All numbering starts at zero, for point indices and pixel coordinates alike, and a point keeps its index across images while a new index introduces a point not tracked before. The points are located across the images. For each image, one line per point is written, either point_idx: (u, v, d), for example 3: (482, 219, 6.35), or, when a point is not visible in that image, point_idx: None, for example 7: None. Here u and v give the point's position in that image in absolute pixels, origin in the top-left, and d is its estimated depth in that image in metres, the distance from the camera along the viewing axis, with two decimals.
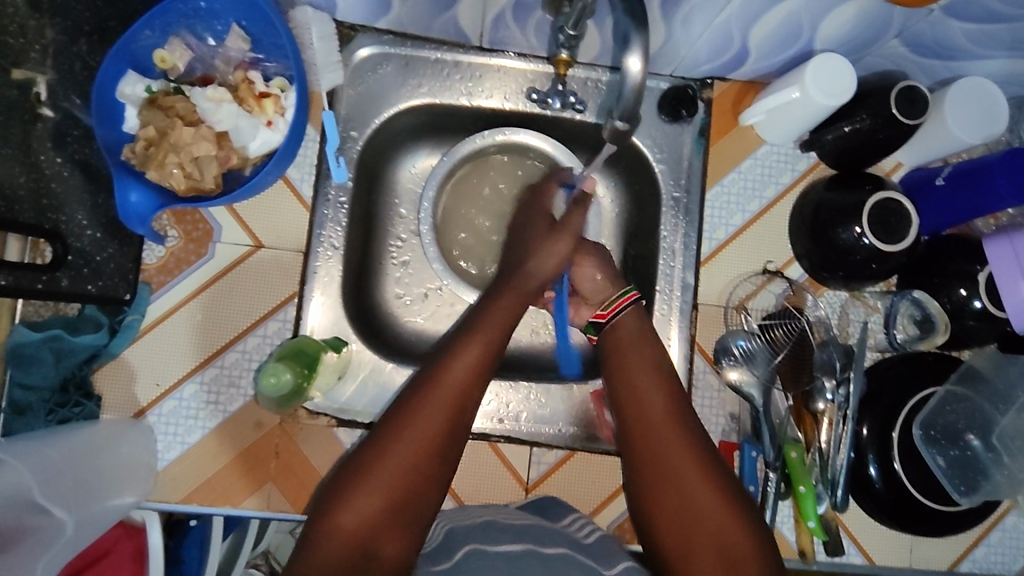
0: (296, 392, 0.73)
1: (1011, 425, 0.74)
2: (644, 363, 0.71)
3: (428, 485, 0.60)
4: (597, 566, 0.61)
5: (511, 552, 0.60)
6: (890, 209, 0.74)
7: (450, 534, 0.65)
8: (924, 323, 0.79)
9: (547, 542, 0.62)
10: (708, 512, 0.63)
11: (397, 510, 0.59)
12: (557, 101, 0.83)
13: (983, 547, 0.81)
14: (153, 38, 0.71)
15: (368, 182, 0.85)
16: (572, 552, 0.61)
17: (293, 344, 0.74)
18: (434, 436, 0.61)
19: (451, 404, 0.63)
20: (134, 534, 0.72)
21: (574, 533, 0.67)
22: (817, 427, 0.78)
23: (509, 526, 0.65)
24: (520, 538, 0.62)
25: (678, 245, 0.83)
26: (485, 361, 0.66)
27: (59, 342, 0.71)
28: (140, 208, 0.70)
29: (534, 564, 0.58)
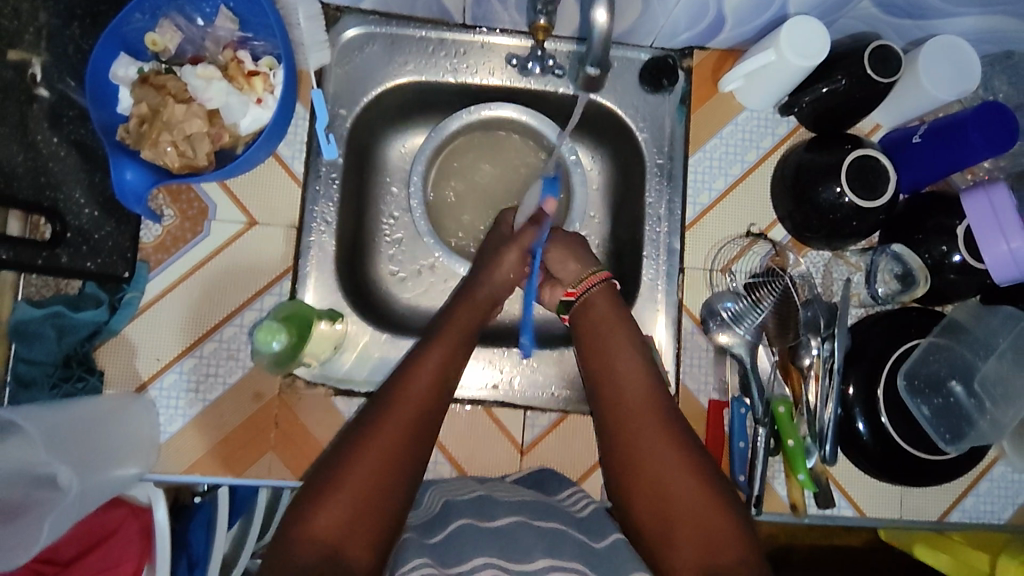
0: (292, 351, 0.76)
1: (992, 371, 0.75)
2: (622, 359, 0.72)
3: (400, 488, 0.61)
4: (589, 540, 0.63)
5: (505, 525, 0.62)
6: (868, 166, 0.75)
7: (447, 508, 0.66)
8: (905, 278, 0.81)
9: (542, 517, 0.65)
10: (680, 501, 0.64)
11: (369, 511, 0.59)
12: (536, 67, 0.84)
13: (972, 497, 0.83)
14: (144, 22, 0.73)
15: (359, 161, 0.87)
16: (567, 527, 0.64)
17: (292, 307, 0.78)
18: (403, 442, 0.63)
19: (417, 411, 0.66)
20: (140, 512, 0.74)
21: (570, 509, 0.69)
22: (804, 382, 0.80)
23: (508, 499, 0.67)
24: (515, 511, 0.65)
25: (663, 211, 0.85)
26: (446, 371, 0.70)
27: (61, 318, 0.73)
28: (136, 185, 0.73)
29: (528, 535, 0.61)
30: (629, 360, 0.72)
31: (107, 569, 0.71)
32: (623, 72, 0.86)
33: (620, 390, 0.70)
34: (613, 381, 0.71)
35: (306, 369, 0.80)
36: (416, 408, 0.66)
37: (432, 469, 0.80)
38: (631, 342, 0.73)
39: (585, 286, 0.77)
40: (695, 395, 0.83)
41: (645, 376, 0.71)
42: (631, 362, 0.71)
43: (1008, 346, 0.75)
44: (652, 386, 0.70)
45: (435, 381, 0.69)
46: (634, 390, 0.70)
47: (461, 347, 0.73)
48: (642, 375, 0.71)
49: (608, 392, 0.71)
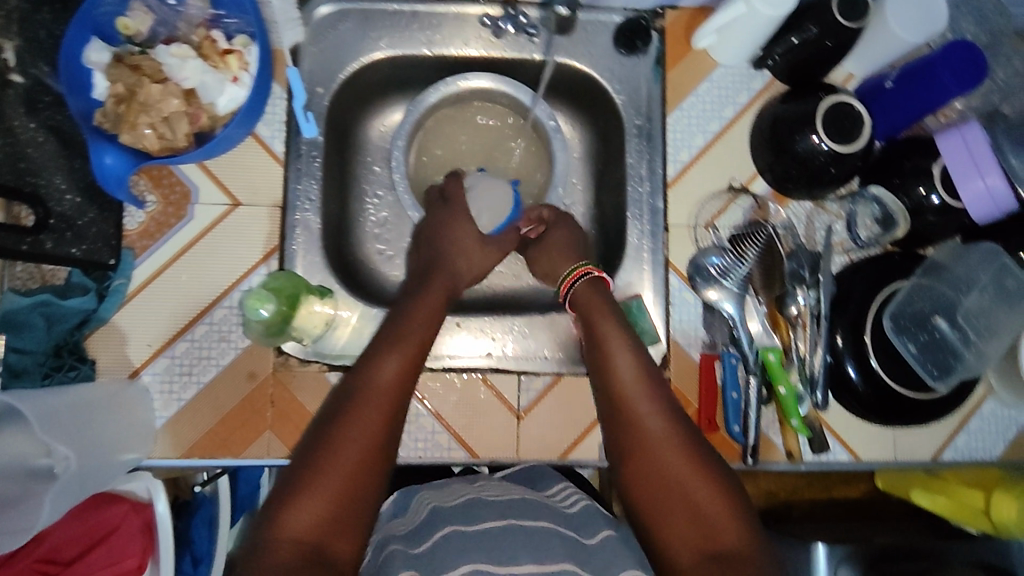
0: (284, 320, 0.76)
1: (974, 305, 0.77)
2: (614, 349, 0.70)
3: (374, 486, 0.60)
4: (580, 537, 0.62)
5: (490, 529, 0.61)
6: (842, 112, 0.76)
7: (433, 516, 0.65)
8: (886, 220, 0.82)
9: (531, 515, 0.64)
10: (674, 487, 0.62)
11: (344, 512, 0.58)
12: (509, 25, 0.85)
13: (964, 435, 0.84)
14: (114, 6, 0.73)
15: (338, 139, 0.87)
16: (558, 526, 0.63)
17: (278, 278, 0.77)
18: (375, 438, 0.61)
19: (389, 406, 0.64)
20: (141, 508, 0.82)
21: (557, 504, 0.69)
22: (792, 330, 0.81)
23: (496, 501, 0.66)
24: (503, 513, 0.63)
25: (644, 171, 0.86)
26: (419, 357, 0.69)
27: (49, 307, 0.73)
28: (117, 169, 0.72)
29: (512, 535, 0.60)
30: (620, 350, 0.70)
31: (113, 563, 0.79)
32: (597, 36, 0.86)
33: (617, 382, 0.68)
34: (609, 372, 0.69)
35: (298, 347, 0.80)
36: (384, 403, 0.64)
37: (431, 439, 0.80)
38: (621, 332, 0.72)
39: (571, 281, 0.78)
40: (686, 349, 0.83)
41: (637, 365, 0.69)
42: (623, 351, 0.70)
43: (989, 281, 0.76)
44: (651, 379, 0.68)
45: (401, 372, 0.66)
46: (627, 378, 0.68)
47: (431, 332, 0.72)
48: (633, 363, 0.69)
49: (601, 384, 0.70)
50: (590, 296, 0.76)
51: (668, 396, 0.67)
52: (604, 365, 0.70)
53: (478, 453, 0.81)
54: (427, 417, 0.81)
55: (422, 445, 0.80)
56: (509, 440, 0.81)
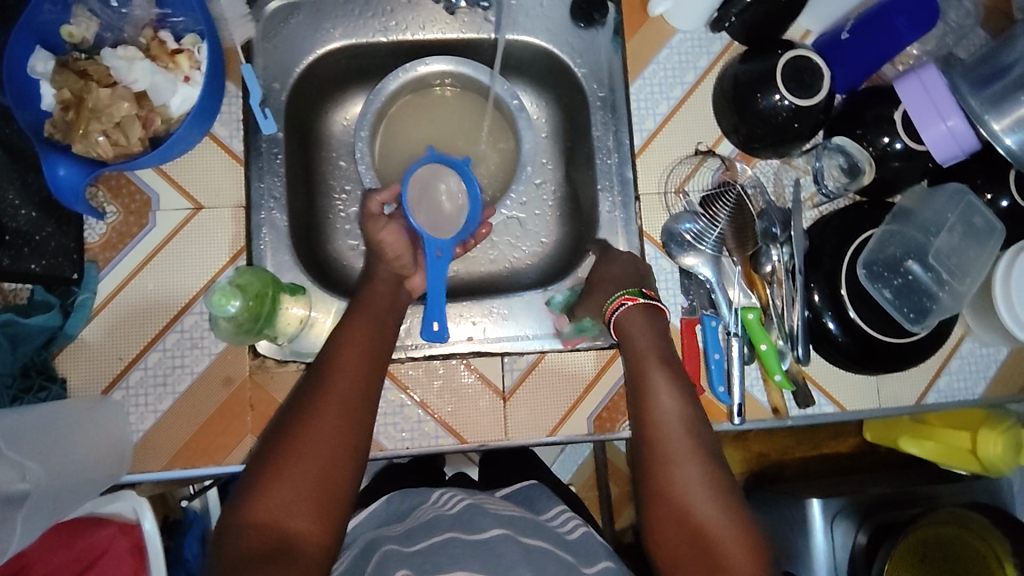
0: (254, 318, 0.73)
1: (944, 245, 0.78)
2: (651, 373, 0.72)
3: (343, 469, 0.62)
4: (578, 563, 0.62)
5: (492, 538, 0.60)
6: (802, 66, 0.77)
7: (434, 520, 0.64)
8: (852, 170, 0.81)
9: (529, 535, 0.63)
10: (689, 509, 0.64)
11: (309, 493, 0.60)
12: None
13: (945, 376, 0.85)
14: (56, 13, 0.71)
15: (300, 135, 0.86)
16: (555, 548, 0.62)
17: (246, 274, 0.74)
18: (346, 427, 0.64)
19: (359, 397, 0.66)
20: (129, 529, 0.82)
21: (558, 529, 0.68)
22: (768, 287, 0.83)
23: (498, 512, 0.66)
24: (504, 525, 0.63)
25: (611, 143, 0.85)
26: (380, 344, 0.71)
27: (12, 326, 0.70)
28: (71, 180, 0.70)
29: (513, 548, 0.60)
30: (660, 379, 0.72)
31: None
32: (554, 11, 0.85)
33: (650, 414, 0.70)
34: (645, 401, 0.71)
35: (275, 347, 0.78)
36: (356, 394, 0.66)
37: (418, 427, 0.80)
38: (657, 358, 0.73)
39: (614, 310, 0.75)
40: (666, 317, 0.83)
41: (674, 396, 0.71)
42: (661, 377, 0.72)
43: (957, 220, 0.77)
44: (686, 412, 0.70)
45: (369, 362, 0.69)
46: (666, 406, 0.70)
47: (387, 317, 0.74)
48: (673, 392, 0.71)
49: (636, 410, 0.71)
50: (639, 328, 0.75)
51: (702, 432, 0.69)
52: (642, 391, 0.71)
53: (466, 437, 0.80)
54: (412, 406, 0.80)
55: (409, 434, 0.79)
56: (496, 422, 0.80)
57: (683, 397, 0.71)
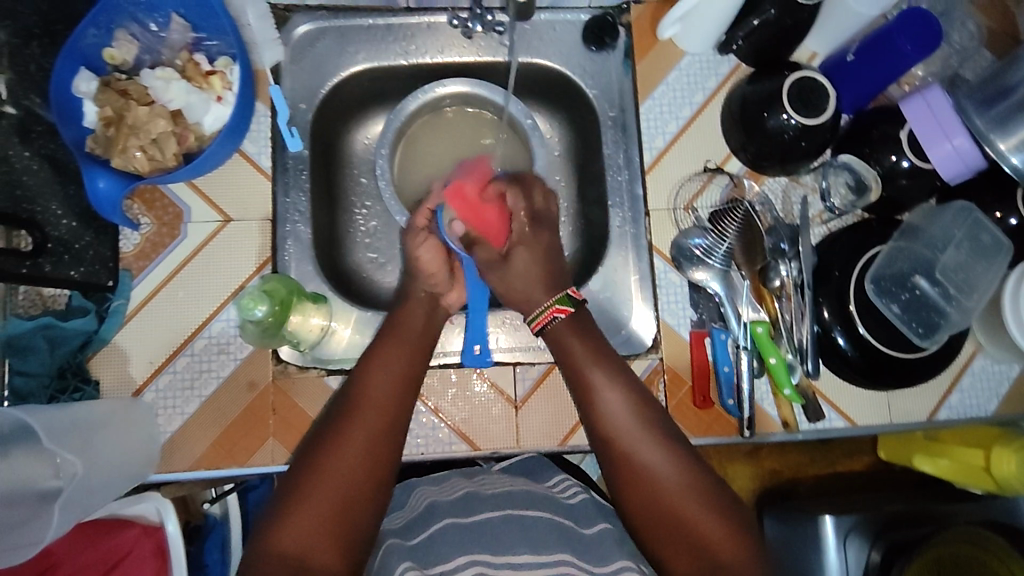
0: (279, 325, 0.77)
1: (951, 260, 0.78)
2: (590, 373, 0.71)
3: (363, 501, 0.64)
4: (577, 526, 0.68)
5: (487, 520, 0.65)
6: (809, 87, 0.78)
7: (432, 507, 0.70)
8: (859, 187, 0.83)
9: (524, 505, 0.68)
10: (666, 505, 0.64)
11: (331, 524, 0.61)
12: (479, 25, 0.87)
13: (957, 393, 0.85)
14: (99, 37, 0.76)
15: (324, 153, 0.90)
16: (553, 514, 0.68)
17: (268, 284, 0.77)
18: (370, 453, 0.66)
19: (381, 422, 0.68)
20: (154, 531, 0.85)
21: (557, 495, 0.74)
22: (777, 301, 0.83)
23: (494, 494, 0.70)
24: (499, 505, 0.68)
25: (622, 160, 0.88)
26: (410, 370, 0.73)
27: (51, 329, 0.74)
28: (110, 193, 0.75)
29: (512, 530, 0.63)
30: (606, 380, 0.71)
31: None
32: (566, 35, 0.89)
33: (598, 413, 0.70)
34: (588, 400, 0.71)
35: (297, 354, 0.82)
36: (380, 423, 0.68)
37: (432, 434, 0.82)
38: (591, 355, 0.72)
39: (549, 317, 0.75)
40: (676, 329, 0.85)
41: (614, 390, 0.70)
42: (598, 373, 0.71)
43: (964, 236, 0.78)
44: (627, 402, 0.69)
45: (398, 388, 0.71)
46: (616, 406, 0.69)
47: (419, 345, 0.76)
48: (618, 390, 0.70)
49: (591, 419, 0.70)
50: (566, 330, 0.74)
51: (655, 419, 0.69)
52: (589, 396, 0.71)
53: (479, 445, 0.82)
54: (426, 412, 0.82)
55: (423, 440, 0.81)
56: (508, 430, 0.82)
57: (625, 387, 0.70)
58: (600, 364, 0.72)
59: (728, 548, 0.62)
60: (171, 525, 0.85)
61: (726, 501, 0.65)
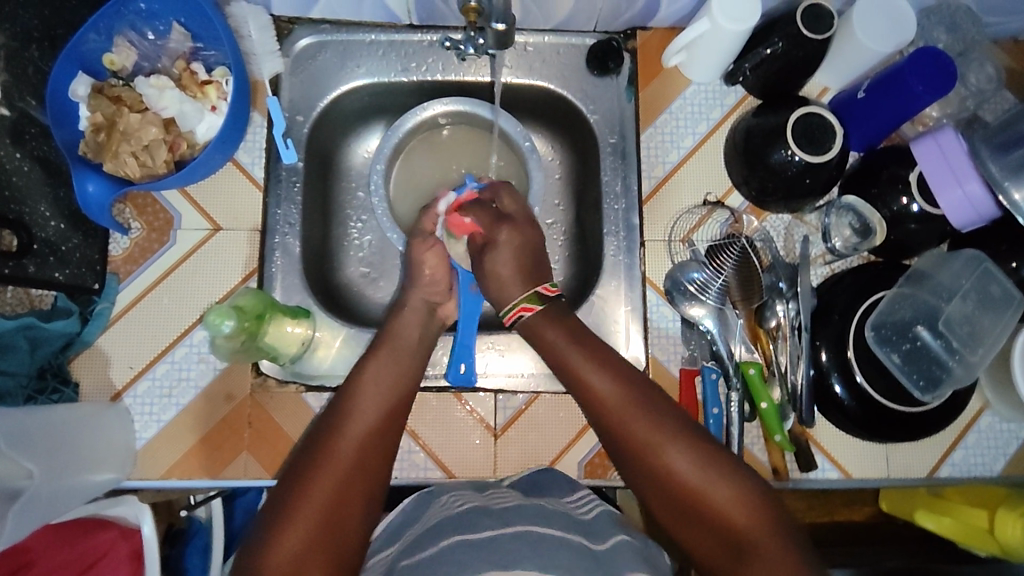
0: (250, 340, 0.75)
1: (956, 312, 0.74)
2: (585, 369, 0.69)
3: (353, 513, 0.61)
4: (590, 543, 0.60)
5: (498, 536, 0.58)
6: (813, 123, 0.75)
7: (440, 524, 0.63)
8: (864, 229, 0.80)
9: (533, 522, 0.61)
10: (687, 494, 0.62)
11: (321, 541, 0.59)
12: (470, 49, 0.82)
13: (961, 450, 0.82)
14: (99, 42, 0.76)
15: (321, 166, 0.90)
16: (568, 534, 0.60)
17: (242, 298, 0.76)
18: (358, 460, 0.64)
19: (370, 429, 0.67)
20: (130, 534, 0.76)
21: (571, 509, 0.67)
22: (772, 342, 0.80)
23: (504, 507, 0.64)
24: (507, 521, 0.60)
25: (619, 188, 0.85)
26: (397, 378, 0.72)
27: (33, 329, 0.73)
28: (99, 197, 0.76)
29: (520, 544, 0.56)
30: (595, 369, 0.69)
31: None
32: (569, 58, 0.87)
33: (599, 408, 0.67)
34: (586, 393, 0.68)
35: (277, 368, 0.81)
36: (370, 428, 0.67)
37: (407, 458, 0.80)
38: (582, 349, 0.70)
39: (514, 317, 0.75)
40: (665, 365, 0.82)
41: (610, 382, 0.68)
42: (591, 366, 0.69)
43: (971, 286, 0.74)
44: (625, 391, 0.67)
45: (386, 396, 0.70)
46: (620, 408, 0.66)
47: (410, 355, 0.75)
48: (622, 390, 0.67)
49: (597, 416, 0.68)
50: (548, 326, 0.73)
51: (657, 404, 0.66)
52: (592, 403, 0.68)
53: (454, 473, 0.80)
54: (404, 436, 0.80)
55: (399, 465, 0.80)
56: (485, 460, 0.80)
57: (622, 376, 0.68)
58: (592, 358, 0.69)
59: (761, 534, 0.59)
60: (148, 527, 0.76)
61: (750, 484, 0.62)
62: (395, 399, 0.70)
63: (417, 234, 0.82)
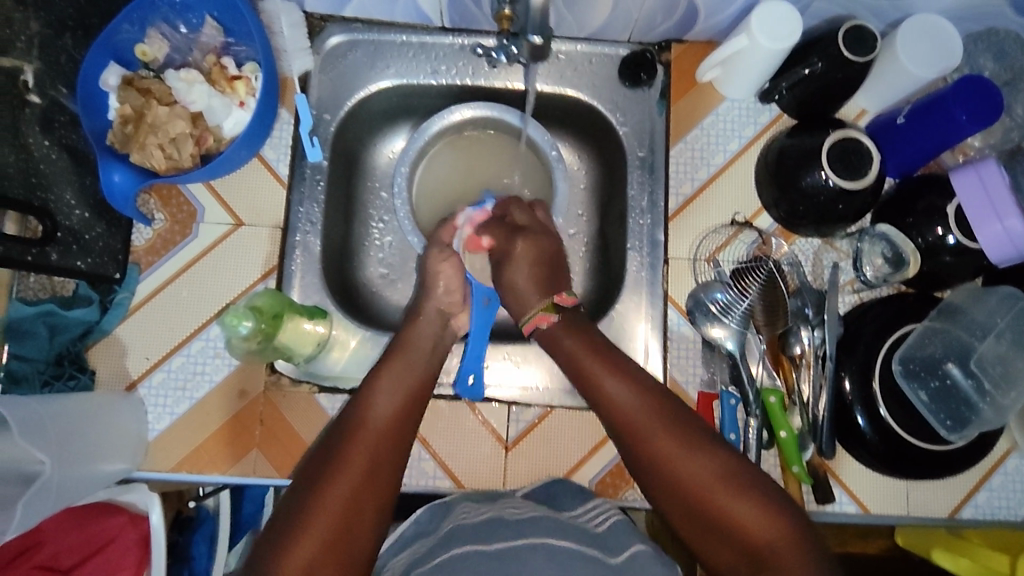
0: (266, 339, 0.75)
1: (990, 351, 0.72)
2: (597, 374, 0.68)
3: (363, 515, 0.61)
4: (604, 555, 0.59)
5: (512, 547, 0.57)
6: (850, 147, 0.73)
7: (454, 534, 0.62)
8: (896, 260, 0.78)
9: (548, 535, 0.60)
10: (700, 502, 0.61)
11: (331, 546, 0.59)
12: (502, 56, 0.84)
13: (985, 492, 0.79)
14: (133, 33, 0.76)
15: (346, 166, 0.89)
16: (580, 546, 0.59)
17: (264, 296, 0.76)
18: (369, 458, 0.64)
19: (382, 428, 0.67)
20: (138, 521, 0.76)
21: (579, 522, 0.65)
22: (795, 370, 0.78)
23: (518, 518, 0.63)
24: (520, 533, 0.59)
25: (645, 204, 0.84)
26: (409, 379, 0.72)
27: (52, 316, 0.76)
28: (123, 187, 0.75)
29: (538, 556, 0.56)
30: (606, 374, 0.68)
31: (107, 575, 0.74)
32: (602, 69, 0.86)
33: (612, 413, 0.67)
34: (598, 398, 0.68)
35: (292, 367, 0.80)
36: (382, 427, 0.67)
37: (417, 466, 0.79)
38: (593, 353, 0.70)
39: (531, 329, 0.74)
40: (684, 386, 0.81)
41: (622, 388, 0.67)
42: (602, 371, 0.68)
43: (1007, 326, 0.72)
44: (637, 397, 0.66)
45: (399, 397, 0.70)
46: (636, 415, 0.65)
47: (423, 358, 0.74)
48: (634, 396, 0.66)
49: (612, 423, 0.67)
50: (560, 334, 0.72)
51: (667, 410, 0.65)
52: (606, 409, 0.67)
53: (463, 483, 0.79)
54: (414, 443, 0.80)
55: (408, 472, 0.79)
56: (495, 472, 0.79)
57: (634, 382, 0.67)
58: (604, 364, 0.69)
59: (780, 543, 0.58)
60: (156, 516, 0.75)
61: (770, 495, 0.60)
62: (409, 400, 0.70)
63: (439, 240, 0.82)
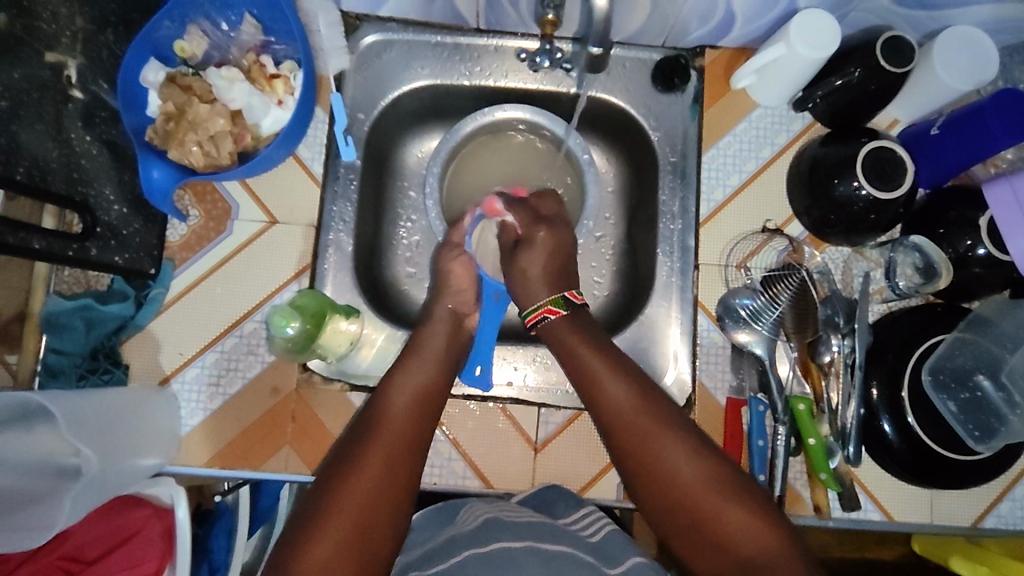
0: (307, 340, 0.77)
1: (1020, 363, 0.73)
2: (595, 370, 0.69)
3: (387, 512, 0.62)
4: (601, 565, 0.60)
5: (511, 549, 0.58)
6: (883, 158, 0.73)
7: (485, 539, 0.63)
8: (927, 271, 0.79)
9: (548, 540, 0.61)
10: (689, 503, 0.61)
11: (356, 542, 0.59)
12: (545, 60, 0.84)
13: (1008, 502, 0.80)
14: (173, 29, 0.76)
15: (377, 165, 0.89)
16: (576, 550, 0.60)
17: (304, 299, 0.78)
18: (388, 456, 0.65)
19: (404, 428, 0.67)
20: (164, 514, 0.74)
21: (581, 531, 0.65)
22: (825, 379, 0.79)
23: (516, 520, 0.64)
24: (522, 535, 0.61)
25: (677, 209, 0.85)
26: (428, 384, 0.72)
27: (90, 311, 0.76)
28: (162, 183, 0.76)
29: (532, 560, 0.57)
30: (604, 370, 0.69)
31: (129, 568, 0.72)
32: (636, 73, 0.86)
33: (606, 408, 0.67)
34: (594, 394, 0.68)
35: (323, 364, 0.81)
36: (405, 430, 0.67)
37: (445, 465, 0.80)
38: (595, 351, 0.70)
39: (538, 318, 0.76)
40: (712, 392, 0.81)
41: (621, 385, 0.68)
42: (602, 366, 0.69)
43: None
44: (635, 395, 0.67)
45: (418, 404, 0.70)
46: (632, 418, 0.66)
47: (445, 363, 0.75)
48: (632, 394, 0.67)
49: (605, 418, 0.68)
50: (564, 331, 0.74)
51: (662, 409, 0.66)
52: (599, 403, 0.68)
53: (492, 483, 0.80)
54: (444, 443, 0.80)
55: (438, 472, 0.80)
56: (524, 472, 0.80)
57: (633, 381, 0.68)
58: (605, 361, 0.70)
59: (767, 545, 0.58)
60: (182, 510, 0.74)
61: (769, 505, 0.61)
62: (427, 405, 0.71)
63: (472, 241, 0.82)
